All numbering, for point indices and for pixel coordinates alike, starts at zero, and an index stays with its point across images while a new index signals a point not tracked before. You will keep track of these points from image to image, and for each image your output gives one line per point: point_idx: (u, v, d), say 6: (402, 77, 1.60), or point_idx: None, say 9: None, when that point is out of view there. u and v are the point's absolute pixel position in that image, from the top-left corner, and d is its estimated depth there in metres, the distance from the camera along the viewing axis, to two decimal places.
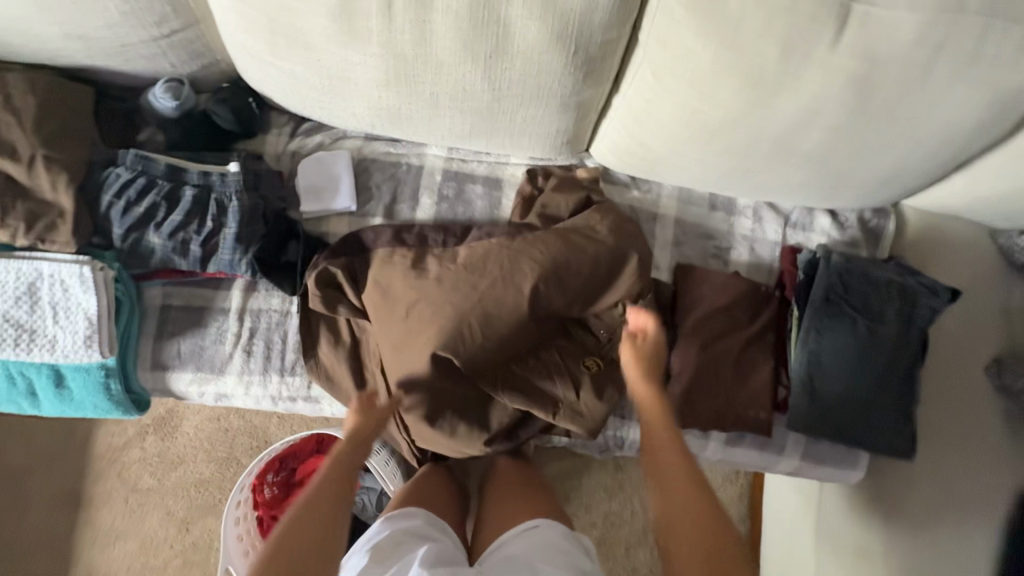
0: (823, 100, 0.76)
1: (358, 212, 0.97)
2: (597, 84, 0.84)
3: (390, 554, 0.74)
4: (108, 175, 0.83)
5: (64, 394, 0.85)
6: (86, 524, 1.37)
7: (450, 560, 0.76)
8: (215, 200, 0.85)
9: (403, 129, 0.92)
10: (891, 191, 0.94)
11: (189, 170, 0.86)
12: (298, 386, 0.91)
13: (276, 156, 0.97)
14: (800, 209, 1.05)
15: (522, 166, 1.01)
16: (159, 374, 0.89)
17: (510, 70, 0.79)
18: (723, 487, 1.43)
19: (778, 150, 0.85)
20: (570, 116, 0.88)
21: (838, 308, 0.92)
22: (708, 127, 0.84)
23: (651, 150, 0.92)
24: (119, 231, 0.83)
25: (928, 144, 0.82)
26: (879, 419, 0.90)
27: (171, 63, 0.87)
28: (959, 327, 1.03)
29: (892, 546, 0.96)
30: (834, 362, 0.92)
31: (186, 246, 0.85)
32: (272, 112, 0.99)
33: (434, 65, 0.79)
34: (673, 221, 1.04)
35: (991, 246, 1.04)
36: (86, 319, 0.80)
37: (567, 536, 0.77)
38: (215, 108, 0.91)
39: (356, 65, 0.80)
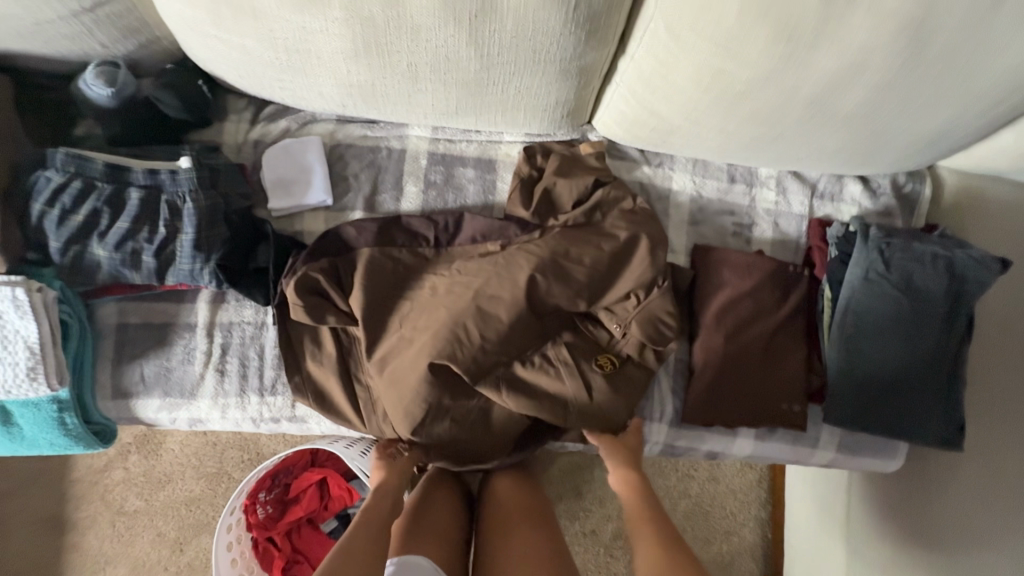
0: (870, 50, 0.65)
1: (335, 206, 0.85)
2: (602, 45, 0.72)
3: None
4: (37, 180, 0.71)
5: (14, 433, 0.75)
6: (72, 552, 1.28)
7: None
8: (166, 202, 0.74)
9: (379, 108, 0.80)
10: (934, 152, 0.83)
11: (133, 169, 0.74)
12: (281, 405, 0.81)
13: (236, 147, 0.85)
14: (828, 176, 0.94)
15: (518, 144, 0.90)
16: (122, 402, 0.79)
17: (499, 32, 0.67)
18: (742, 472, 1.36)
19: (811, 112, 0.74)
20: (571, 84, 0.76)
21: (879, 287, 0.83)
22: (731, 89, 0.72)
23: (663, 118, 0.80)
24: (57, 244, 0.72)
25: (987, 97, 0.71)
26: (924, 407, 0.82)
27: (101, 42, 0.74)
28: (1004, 298, 0.93)
29: (929, 543, 0.90)
30: (875, 348, 0.83)
31: (137, 256, 0.74)
32: (229, 95, 0.86)
33: (410, 30, 0.66)
34: (688, 198, 0.93)
35: None
36: (27, 349, 0.69)
37: None
38: (158, 94, 0.77)
39: (317, 34, 0.67)
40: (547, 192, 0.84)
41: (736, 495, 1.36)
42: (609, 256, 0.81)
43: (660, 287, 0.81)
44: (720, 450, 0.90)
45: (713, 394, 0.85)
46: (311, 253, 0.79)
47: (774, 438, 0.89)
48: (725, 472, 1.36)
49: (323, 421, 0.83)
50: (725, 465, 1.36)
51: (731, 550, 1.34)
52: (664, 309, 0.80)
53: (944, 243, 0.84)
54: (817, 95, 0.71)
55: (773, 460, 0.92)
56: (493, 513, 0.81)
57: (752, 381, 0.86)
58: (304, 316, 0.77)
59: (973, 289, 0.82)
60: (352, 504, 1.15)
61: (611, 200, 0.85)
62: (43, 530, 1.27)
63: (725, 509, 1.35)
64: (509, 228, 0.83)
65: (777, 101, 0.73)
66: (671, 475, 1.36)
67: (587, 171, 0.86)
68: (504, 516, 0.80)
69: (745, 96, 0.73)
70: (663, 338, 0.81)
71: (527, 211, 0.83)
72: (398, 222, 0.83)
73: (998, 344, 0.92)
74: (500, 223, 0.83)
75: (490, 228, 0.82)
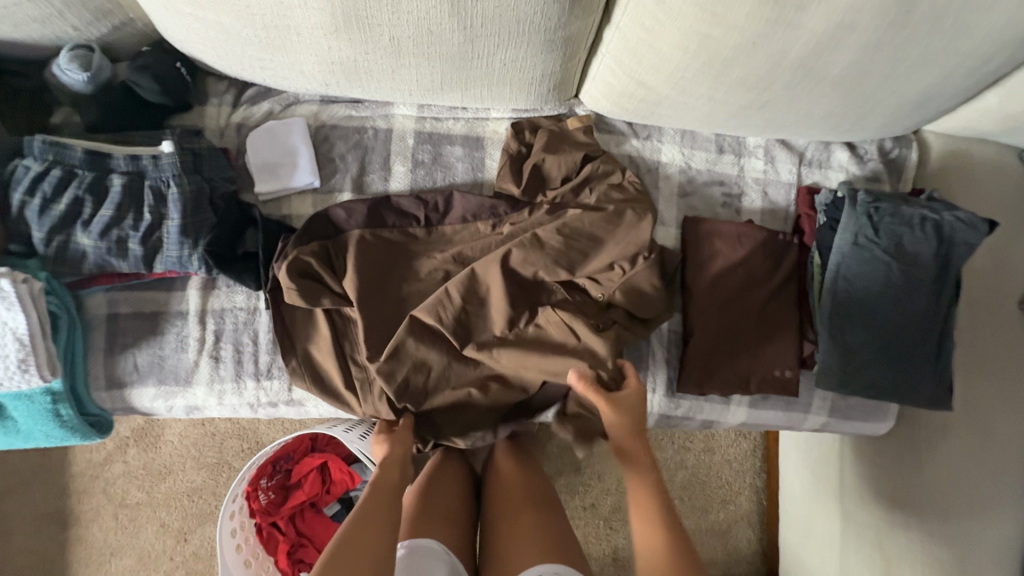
0: (857, 11, 0.64)
1: (322, 189, 0.84)
2: (587, 13, 0.71)
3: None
4: (15, 169, 0.70)
5: (9, 426, 0.75)
6: (77, 546, 1.28)
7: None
8: (151, 188, 0.73)
9: (363, 86, 0.79)
10: (921, 115, 0.83)
11: (114, 155, 0.73)
12: (278, 390, 0.81)
13: (218, 131, 0.83)
14: (816, 143, 0.94)
15: (505, 119, 0.89)
16: (117, 393, 0.79)
17: (482, 3, 0.66)
18: (736, 442, 1.38)
19: (799, 76, 0.74)
20: (557, 55, 0.75)
21: (868, 252, 0.84)
22: (718, 55, 0.72)
23: (651, 89, 0.80)
24: (39, 234, 0.70)
25: (972, 56, 0.70)
26: (914, 370, 0.84)
27: (74, 26, 0.72)
28: (989, 260, 0.95)
29: (921, 503, 0.94)
30: (866, 312, 0.84)
31: (124, 245, 0.73)
32: (208, 78, 0.84)
33: (391, 3, 0.65)
34: (677, 170, 0.93)
35: (1019, 167, 0.95)
36: (16, 341, 0.69)
37: None
38: (135, 77, 0.75)
39: (296, 10, 0.66)
40: (535, 168, 0.84)
41: (732, 464, 1.39)
42: (597, 228, 0.81)
43: (648, 256, 0.80)
44: (715, 419, 0.91)
45: (707, 363, 0.86)
46: (300, 235, 0.79)
47: (768, 405, 0.90)
48: (720, 442, 1.38)
49: (319, 404, 0.83)
50: (719, 436, 1.38)
51: (727, 518, 1.37)
52: (651, 279, 0.81)
53: (932, 206, 0.85)
54: (805, 57, 0.71)
55: (766, 427, 0.94)
56: (497, 493, 0.82)
57: (744, 348, 0.87)
58: (297, 299, 0.76)
59: (960, 252, 0.83)
60: (354, 487, 1.16)
61: (597, 172, 0.85)
62: (47, 525, 1.28)
63: (721, 479, 1.38)
64: (498, 205, 0.83)
65: (765, 66, 0.72)
66: (667, 447, 1.38)
67: (575, 145, 0.85)
68: (508, 494, 0.81)
69: (733, 62, 0.72)
70: (648, 306, 0.82)
71: (516, 186, 0.83)
72: (387, 203, 0.82)
73: (979, 301, 0.94)
74: (487, 201, 0.83)
75: (478, 206, 0.83)
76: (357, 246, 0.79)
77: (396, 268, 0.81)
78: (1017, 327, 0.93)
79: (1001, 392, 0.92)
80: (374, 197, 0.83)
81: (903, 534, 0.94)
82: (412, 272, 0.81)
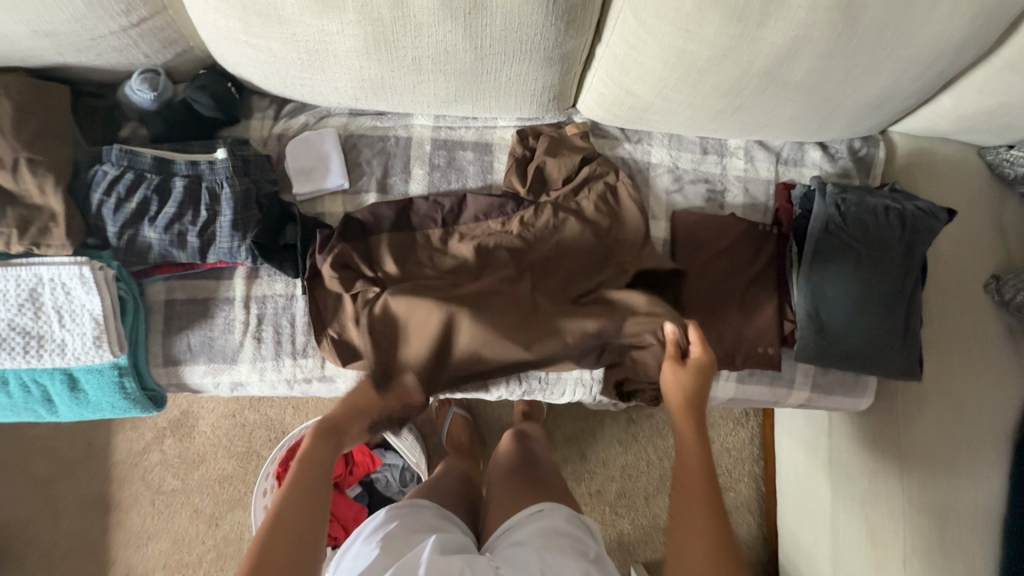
0: (810, 26, 0.75)
1: (351, 190, 0.96)
2: (580, 33, 0.83)
3: (404, 542, 0.69)
4: (95, 173, 0.82)
5: (80, 398, 0.85)
6: (117, 530, 1.38)
7: (461, 547, 0.70)
8: (207, 188, 0.85)
9: (388, 99, 0.91)
10: (882, 116, 0.94)
11: (176, 161, 0.85)
12: (312, 365, 0.92)
13: (262, 141, 0.96)
14: (791, 144, 1.05)
15: (511, 128, 1.00)
16: (172, 369, 0.89)
17: (490, 26, 0.78)
18: (734, 431, 1.45)
19: (765, 83, 0.84)
20: (556, 69, 0.87)
21: (837, 238, 0.93)
22: (694, 66, 0.83)
23: (638, 97, 0.91)
24: (113, 229, 0.82)
25: (916, 62, 0.81)
26: (886, 344, 0.92)
27: (145, 53, 0.85)
28: (955, 247, 1.03)
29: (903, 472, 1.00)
30: (838, 292, 0.93)
31: (183, 238, 0.84)
32: (253, 97, 0.97)
33: (414, 27, 0.77)
34: (665, 169, 1.03)
35: (978, 163, 1.04)
36: (93, 320, 0.80)
37: (573, 519, 0.73)
38: (194, 95, 0.88)
39: (334, 35, 0.78)
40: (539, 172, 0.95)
41: (730, 452, 1.45)
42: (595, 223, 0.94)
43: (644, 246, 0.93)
44: None
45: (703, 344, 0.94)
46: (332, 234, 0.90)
47: (755, 380, 0.99)
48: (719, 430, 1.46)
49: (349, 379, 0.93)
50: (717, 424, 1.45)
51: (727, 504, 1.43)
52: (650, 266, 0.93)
53: (896, 197, 0.94)
54: (769, 67, 0.82)
55: (753, 403, 1.03)
56: (499, 470, 0.93)
57: (733, 331, 0.96)
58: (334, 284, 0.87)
59: (923, 236, 0.92)
60: (375, 469, 1.25)
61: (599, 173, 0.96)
62: (90, 509, 1.37)
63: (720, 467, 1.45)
64: (506, 205, 0.94)
65: (736, 75, 0.84)
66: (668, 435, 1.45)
67: (574, 148, 0.96)
68: (507, 469, 0.93)
69: (708, 71, 0.83)
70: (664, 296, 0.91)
71: (522, 186, 0.94)
72: (408, 204, 0.94)
73: (946, 283, 1.03)
74: (496, 201, 0.94)
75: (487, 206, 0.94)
76: (387, 243, 0.90)
77: (416, 258, 0.91)
78: (982, 308, 1.01)
79: (970, 367, 1.00)
80: (400, 201, 0.94)
81: (884, 501, 1.00)
82: (430, 261, 0.91)
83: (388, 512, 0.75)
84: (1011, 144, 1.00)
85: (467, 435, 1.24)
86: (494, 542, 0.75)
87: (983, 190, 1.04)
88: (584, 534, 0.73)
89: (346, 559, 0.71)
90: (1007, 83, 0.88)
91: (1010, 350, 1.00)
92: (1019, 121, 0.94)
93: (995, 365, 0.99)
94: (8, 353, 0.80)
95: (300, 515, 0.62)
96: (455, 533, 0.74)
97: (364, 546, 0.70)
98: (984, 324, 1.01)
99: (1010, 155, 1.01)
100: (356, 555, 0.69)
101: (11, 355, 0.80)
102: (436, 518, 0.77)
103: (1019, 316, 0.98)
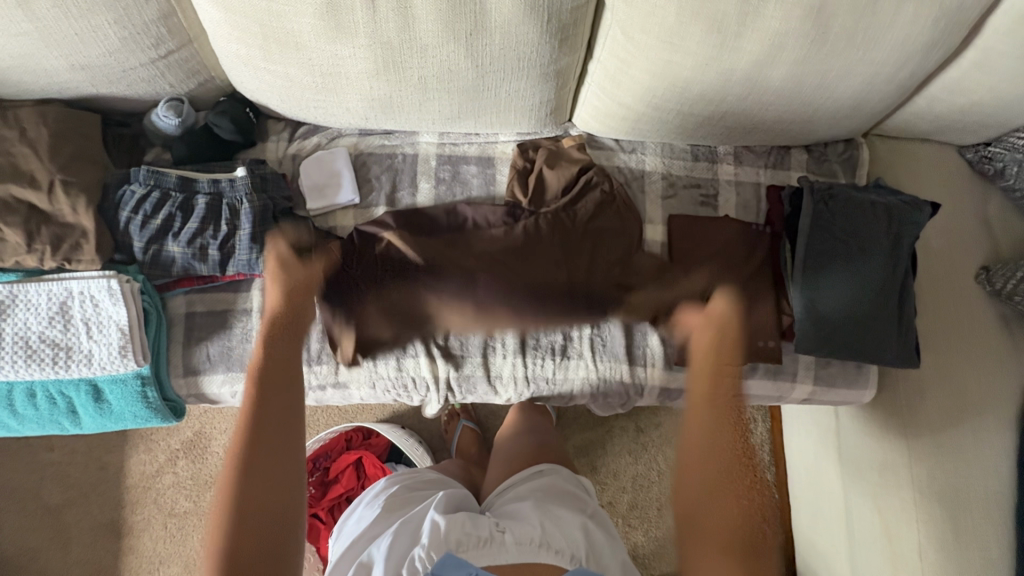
0: (785, 34, 0.82)
1: (362, 204, 1.01)
2: (574, 51, 0.89)
3: (404, 502, 0.79)
4: (124, 193, 0.87)
5: (103, 408, 0.88)
6: (129, 556, 1.37)
7: (464, 504, 0.81)
8: (227, 204, 0.90)
9: (395, 118, 0.97)
10: (861, 119, 1.00)
11: (199, 180, 0.90)
12: (326, 373, 0.99)
13: (278, 161, 1.02)
14: (777, 149, 1.10)
15: (511, 142, 1.06)
16: (191, 379, 0.92)
17: (490, 45, 0.84)
18: None
19: (748, 89, 0.90)
20: (551, 85, 0.93)
21: (827, 233, 0.97)
22: (680, 76, 0.89)
23: (630, 108, 0.97)
24: (139, 243, 0.87)
25: (888, 64, 0.87)
26: (884, 334, 0.95)
27: (170, 83, 0.92)
28: (944, 241, 1.07)
29: (916, 464, 1.00)
30: (832, 284, 0.96)
31: (204, 251, 0.89)
32: (269, 121, 1.03)
33: (420, 49, 0.84)
34: (660, 176, 1.09)
35: (960, 160, 1.08)
36: (119, 330, 0.84)
37: (569, 477, 0.85)
38: (215, 120, 0.94)
39: (346, 58, 0.84)
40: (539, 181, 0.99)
41: None
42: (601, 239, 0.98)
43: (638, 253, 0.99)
44: None
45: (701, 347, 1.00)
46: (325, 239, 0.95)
47: (758, 375, 1.02)
48: None
49: (361, 384, 1.00)
50: None
51: None
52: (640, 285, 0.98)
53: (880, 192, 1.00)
54: (750, 74, 0.88)
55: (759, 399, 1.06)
56: (511, 460, 1.00)
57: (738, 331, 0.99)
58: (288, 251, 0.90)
59: (909, 228, 0.96)
60: None
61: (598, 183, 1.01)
62: (103, 534, 1.37)
63: None
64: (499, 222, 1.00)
65: (720, 83, 0.90)
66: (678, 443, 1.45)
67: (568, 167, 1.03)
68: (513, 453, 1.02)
69: (694, 80, 0.89)
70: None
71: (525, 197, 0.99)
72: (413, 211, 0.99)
73: (940, 276, 1.05)
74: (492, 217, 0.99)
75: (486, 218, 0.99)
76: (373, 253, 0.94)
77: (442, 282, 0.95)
78: (975, 298, 1.04)
79: (967, 355, 1.02)
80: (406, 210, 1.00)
81: (896, 493, 1.00)
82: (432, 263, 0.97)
83: (387, 481, 0.85)
84: (989, 141, 1.05)
85: (477, 448, 1.25)
86: (493, 500, 0.86)
87: (966, 186, 1.08)
88: (578, 489, 0.84)
89: (351, 523, 0.81)
90: (978, 82, 0.94)
91: (1007, 338, 1.02)
92: (993, 117, 0.99)
93: (992, 353, 1.01)
94: (37, 364, 0.83)
95: (270, 401, 0.75)
96: (454, 487, 0.85)
97: (368, 509, 0.80)
98: (979, 313, 1.03)
99: (991, 151, 1.05)
100: (359, 516, 0.80)
101: (40, 366, 0.83)
102: (433, 481, 0.87)
103: (1012, 304, 1.01)
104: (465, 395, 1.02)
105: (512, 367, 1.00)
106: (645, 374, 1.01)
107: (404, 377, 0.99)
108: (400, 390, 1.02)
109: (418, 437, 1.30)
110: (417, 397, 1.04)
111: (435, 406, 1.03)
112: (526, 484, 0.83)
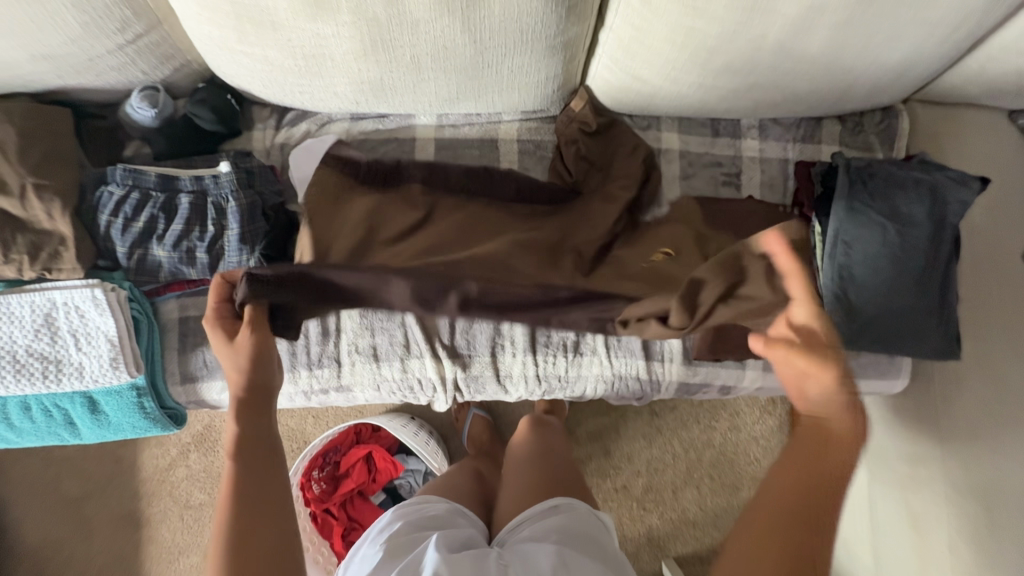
0: None
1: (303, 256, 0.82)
2: (582, 19, 0.80)
3: (409, 541, 0.64)
4: (101, 195, 0.82)
5: (101, 419, 0.86)
6: (148, 546, 1.37)
7: (468, 542, 0.66)
8: (213, 203, 0.84)
9: (389, 101, 0.90)
10: (902, 86, 0.91)
11: (181, 177, 0.85)
12: (329, 377, 0.96)
13: (265, 151, 0.94)
14: (807, 120, 1.01)
15: (515, 122, 0.98)
16: (189, 386, 0.88)
17: (490, 17, 0.76)
18: (762, 420, 1.37)
19: (780, 57, 0.82)
20: (559, 59, 0.85)
21: (864, 215, 0.88)
22: (703, 45, 0.80)
23: (647, 82, 0.88)
24: (123, 249, 0.82)
25: (944, 21, 0.77)
26: (920, 325, 0.88)
27: (143, 70, 0.84)
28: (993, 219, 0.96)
29: (959, 466, 0.91)
30: (866, 271, 0.87)
31: (192, 254, 0.83)
32: (254, 107, 0.96)
33: (411, 25, 0.76)
34: (677, 152, 1.00)
35: (1010, 129, 0.96)
36: (108, 341, 0.80)
37: (591, 519, 0.68)
38: (194, 110, 0.87)
39: (330, 39, 0.77)
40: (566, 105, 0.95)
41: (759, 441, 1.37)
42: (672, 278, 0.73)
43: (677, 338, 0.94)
44: (731, 383, 0.98)
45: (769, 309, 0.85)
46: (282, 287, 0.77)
47: None
48: (745, 420, 1.38)
49: (365, 387, 0.98)
50: (745, 414, 1.39)
51: None
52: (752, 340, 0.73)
53: (924, 167, 0.90)
54: (784, 34, 0.78)
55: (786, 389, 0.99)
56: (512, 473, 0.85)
57: None
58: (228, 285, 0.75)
59: (954, 208, 0.88)
60: (398, 475, 1.23)
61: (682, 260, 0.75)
62: (122, 526, 1.37)
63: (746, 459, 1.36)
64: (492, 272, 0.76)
65: (748, 50, 0.81)
66: (693, 427, 1.40)
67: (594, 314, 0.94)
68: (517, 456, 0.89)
69: (717, 52, 0.81)
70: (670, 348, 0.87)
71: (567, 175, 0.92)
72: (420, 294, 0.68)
73: (992, 258, 0.95)
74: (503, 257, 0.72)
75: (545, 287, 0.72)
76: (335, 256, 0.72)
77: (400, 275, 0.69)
78: None
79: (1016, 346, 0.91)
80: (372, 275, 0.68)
81: (927, 488, 0.93)
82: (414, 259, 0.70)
83: (396, 511, 0.71)
84: None
85: (489, 436, 1.18)
86: (503, 535, 0.70)
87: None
88: (602, 535, 0.67)
89: (355, 563, 0.67)
90: None
91: None
92: None
93: None
94: (27, 379, 0.80)
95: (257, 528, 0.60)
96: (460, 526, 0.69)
97: (371, 548, 0.65)
98: None
99: None
100: (362, 558, 0.65)
101: (31, 381, 0.81)
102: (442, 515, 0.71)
103: None
104: (474, 394, 0.99)
105: (522, 366, 0.95)
106: (662, 370, 0.95)
107: (407, 379, 0.97)
108: (406, 391, 0.99)
109: (429, 427, 1.28)
110: (425, 397, 1.01)
111: (444, 405, 1.01)
112: (540, 524, 0.66)
